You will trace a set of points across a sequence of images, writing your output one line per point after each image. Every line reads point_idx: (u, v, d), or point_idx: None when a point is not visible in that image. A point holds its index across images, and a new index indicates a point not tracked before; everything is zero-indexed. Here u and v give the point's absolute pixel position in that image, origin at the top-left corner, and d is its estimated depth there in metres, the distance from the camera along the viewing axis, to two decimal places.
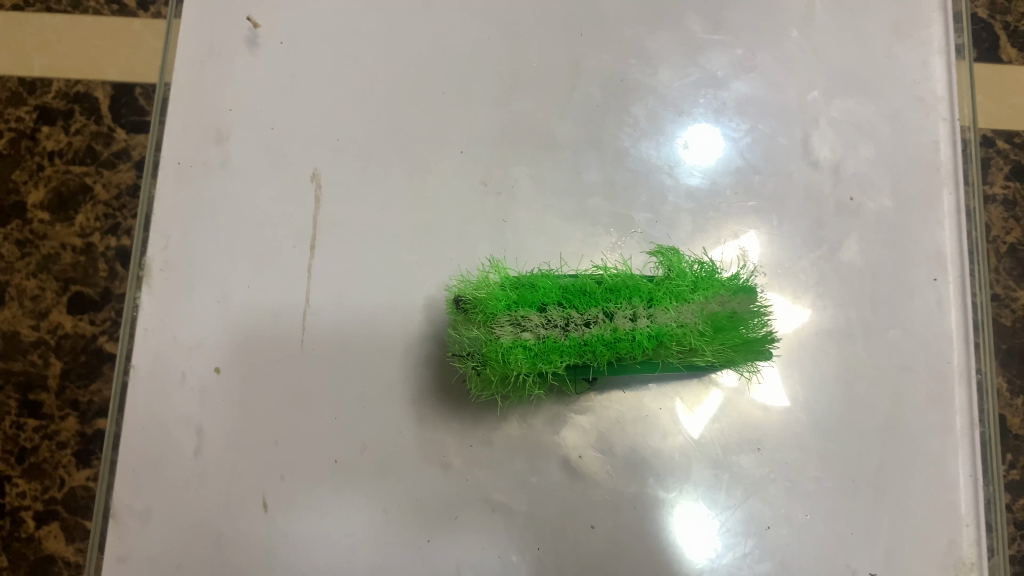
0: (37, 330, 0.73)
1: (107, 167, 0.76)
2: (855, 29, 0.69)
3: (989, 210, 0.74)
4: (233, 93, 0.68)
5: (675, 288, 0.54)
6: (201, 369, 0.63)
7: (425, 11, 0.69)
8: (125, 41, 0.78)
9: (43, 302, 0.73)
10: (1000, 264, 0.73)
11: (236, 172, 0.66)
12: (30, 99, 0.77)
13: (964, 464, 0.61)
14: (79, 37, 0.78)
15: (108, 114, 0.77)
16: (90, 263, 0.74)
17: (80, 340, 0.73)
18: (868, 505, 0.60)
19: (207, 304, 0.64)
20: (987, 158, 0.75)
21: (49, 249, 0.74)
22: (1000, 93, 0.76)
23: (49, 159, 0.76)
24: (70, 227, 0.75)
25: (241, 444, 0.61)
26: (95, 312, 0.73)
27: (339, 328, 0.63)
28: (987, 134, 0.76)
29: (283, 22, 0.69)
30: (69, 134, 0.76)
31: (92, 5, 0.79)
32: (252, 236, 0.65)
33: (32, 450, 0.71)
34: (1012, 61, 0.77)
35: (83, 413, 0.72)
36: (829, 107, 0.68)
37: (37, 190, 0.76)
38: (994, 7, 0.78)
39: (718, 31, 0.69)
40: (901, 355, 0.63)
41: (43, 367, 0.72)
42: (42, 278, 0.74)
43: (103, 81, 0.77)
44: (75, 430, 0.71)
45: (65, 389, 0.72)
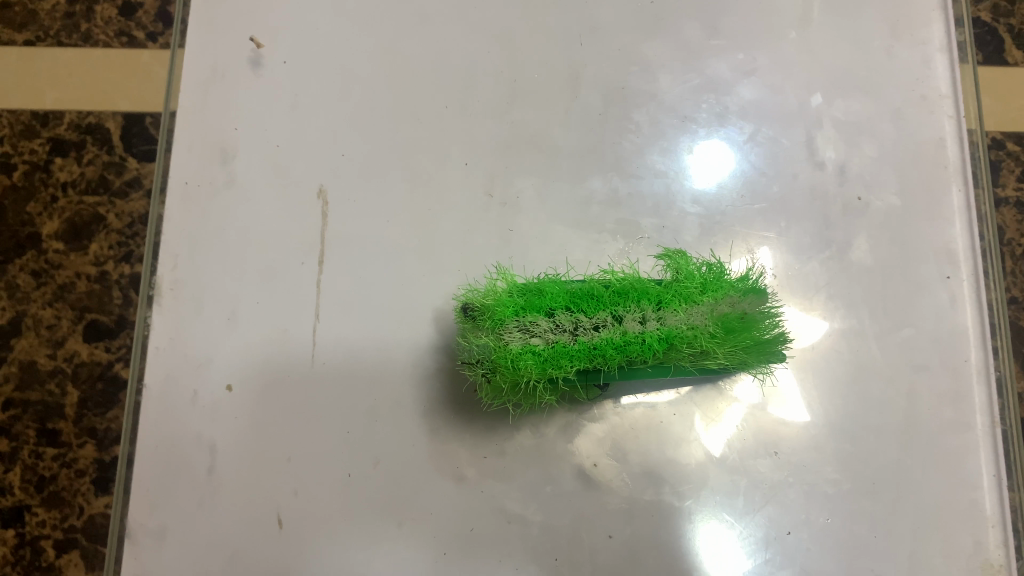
0: (54, 359, 0.73)
1: (119, 197, 0.77)
2: (855, 29, 0.69)
3: (1002, 213, 0.74)
4: (238, 112, 0.68)
5: (683, 291, 0.54)
6: (212, 387, 0.63)
7: (425, 26, 0.70)
8: (135, 72, 0.79)
9: (59, 331, 0.74)
10: (1016, 266, 0.72)
11: (242, 191, 0.67)
12: (43, 132, 0.78)
13: (986, 463, 0.59)
14: (88, 69, 0.79)
15: (120, 144, 0.78)
16: (104, 291, 0.75)
17: (96, 367, 0.73)
18: (888, 506, 0.59)
19: (217, 321, 0.64)
20: (996, 162, 0.74)
21: (64, 278, 0.75)
22: (1007, 95, 0.76)
23: (63, 191, 0.77)
24: (84, 257, 0.75)
25: (252, 461, 0.61)
26: (111, 340, 0.74)
27: (348, 341, 0.63)
28: (997, 136, 0.75)
29: (285, 40, 0.70)
30: (82, 164, 0.77)
31: (102, 38, 0.80)
32: (259, 254, 0.65)
33: (51, 478, 0.71)
34: (1017, 63, 0.77)
35: (101, 440, 0.72)
36: (832, 108, 0.67)
37: (51, 221, 0.76)
38: (997, 11, 0.78)
39: (718, 35, 0.69)
40: (915, 354, 0.62)
41: (60, 396, 0.73)
42: (58, 308, 0.74)
43: (114, 112, 0.78)
44: (93, 457, 0.71)
45: (84, 417, 0.72)
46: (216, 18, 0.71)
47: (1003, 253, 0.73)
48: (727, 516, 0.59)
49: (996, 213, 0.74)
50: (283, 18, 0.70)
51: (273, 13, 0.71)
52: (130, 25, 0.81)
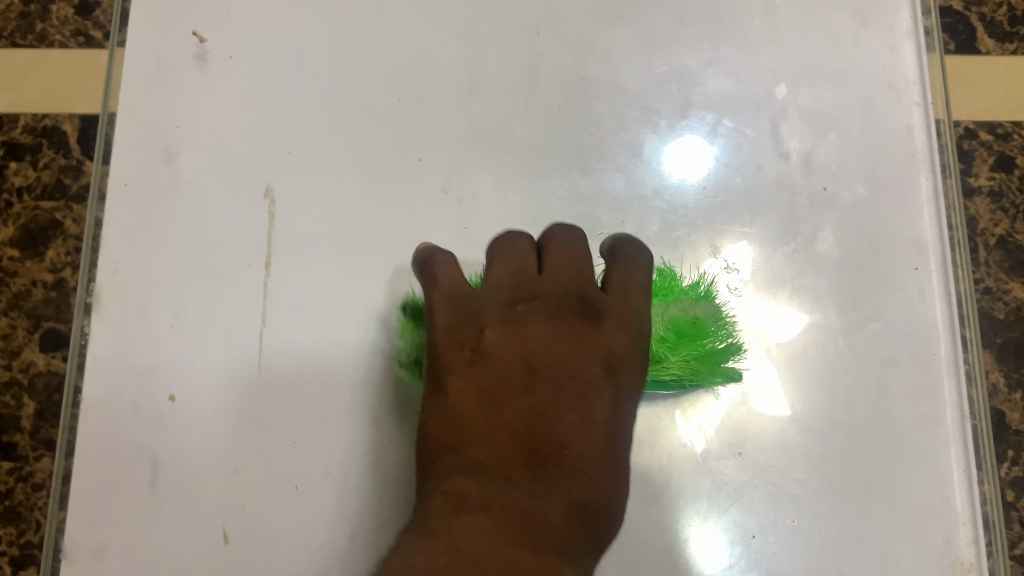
0: (8, 369, 0.83)
1: (76, 202, 0.86)
2: (822, 15, 0.67)
3: (975, 203, 0.82)
4: (182, 110, 0.65)
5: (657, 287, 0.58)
6: (155, 396, 0.60)
7: (378, 17, 0.67)
8: (92, 72, 0.89)
9: (15, 341, 0.83)
10: (991, 256, 0.80)
11: (188, 191, 0.64)
12: None
13: (957, 460, 0.58)
14: (46, 69, 0.89)
15: (77, 148, 0.87)
16: (60, 298, 0.84)
17: (52, 377, 0.82)
18: (858, 506, 0.57)
19: (160, 327, 0.61)
20: (972, 151, 0.83)
21: (20, 286, 0.84)
22: (980, 87, 0.85)
23: (18, 196, 0.86)
24: (41, 264, 0.85)
25: (197, 472, 0.58)
26: (66, 349, 0.83)
27: (298, 347, 0.61)
28: (971, 125, 0.84)
29: (232, 34, 0.67)
30: (38, 169, 0.87)
31: (58, 39, 0.90)
32: (205, 257, 0.62)
33: (7, 492, 0.80)
34: (990, 52, 0.85)
35: (55, 453, 0.81)
36: (798, 97, 0.65)
37: (7, 228, 0.86)
38: (968, 1, 0.86)
39: (681, 24, 0.67)
40: (884, 349, 0.60)
41: (15, 407, 0.82)
42: (14, 316, 0.84)
43: (72, 112, 0.88)
44: (49, 470, 0.81)
45: (41, 429, 0.82)
46: (160, 12, 0.68)
47: (977, 242, 0.81)
48: (692, 519, 0.57)
49: (970, 202, 0.82)
50: (230, 10, 0.68)
51: (219, 5, 0.68)
52: (86, 24, 0.90)
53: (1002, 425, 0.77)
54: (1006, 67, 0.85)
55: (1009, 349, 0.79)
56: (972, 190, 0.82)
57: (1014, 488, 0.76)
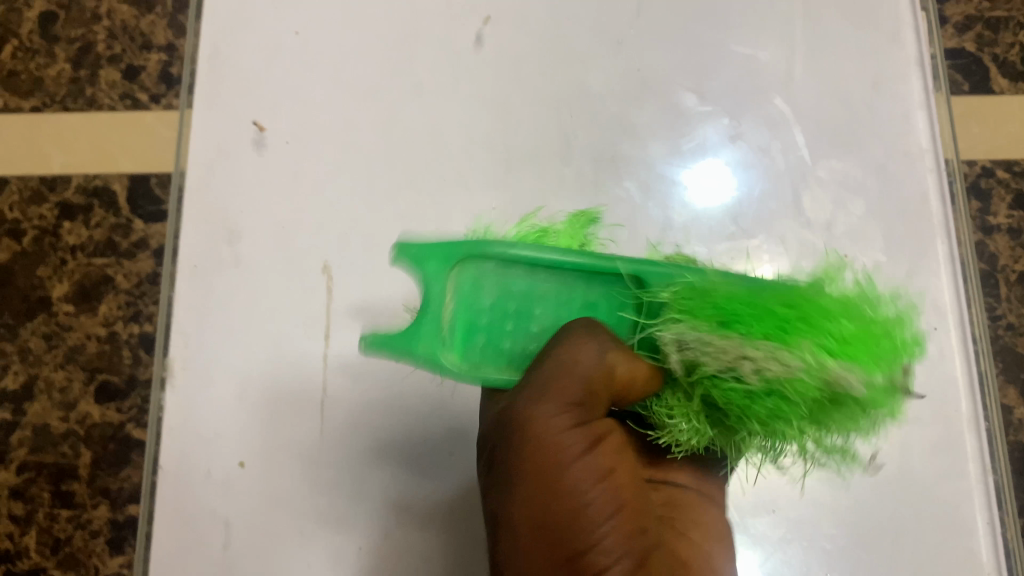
0: (66, 421, 0.86)
1: (127, 258, 0.89)
2: (836, 86, 0.71)
3: (995, 240, 0.85)
4: (242, 193, 0.71)
5: (782, 319, 0.44)
6: (225, 463, 0.65)
7: (420, 100, 0.73)
8: (139, 131, 0.93)
9: (71, 393, 0.86)
10: (1011, 292, 0.84)
11: (249, 268, 0.69)
12: (51, 196, 0.92)
13: (981, 510, 0.61)
14: (93, 130, 0.93)
15: (127, 206, 0.91)
16: (114, 351, 0.86)
17: (108, 429, 0.85)
18: (888, 557, 0.60)
19: (227, 397, 0.66)
20: (991, 190, 0.87)
21: (75, 340, 0.87)
22: (994, 124, 0.88)
23: (71, 254, 0.90)
24: (94, 318, 0.88)
25: (267, 534, 0.63)
26: (122, 401, 0.85)
27: (355, 414, 0.65)
28: (988, 164, 0.88)
29: (286, 120, 0.72)
30: (90, 228, 0.90)
31: (106, 102, 0.94)
32: (267, 330, 0.67)
33: (67, 540, 0.83)
34: (1003, 90, 0.89)
35: (113, 500, 0.83)
36: (817, 167, 0.69)
37: (63, 284, 0.89)
38: (982, 41, 0.90)
39: (705, 100, 0.71)
40: (908, 407, 0.63)
41: (73, 457, 0.85)
42: (70, 369, 0.87)
43: (118, 173, 0.91)
44: (106, 518, 0.83)
45: (97, 477, 0.84)
46: (219, 101, 0.73)
47: (1000, 278, 0.85)
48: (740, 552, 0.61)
49: (990, 239, 0.86)
50: (283, 98, 0.73)
51: (273, 94, 0.73)
52: (133, 88, 0.94)
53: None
54: (1017, 103, 0.89)
55: None
56: (990, 228, 0.86)
57: None
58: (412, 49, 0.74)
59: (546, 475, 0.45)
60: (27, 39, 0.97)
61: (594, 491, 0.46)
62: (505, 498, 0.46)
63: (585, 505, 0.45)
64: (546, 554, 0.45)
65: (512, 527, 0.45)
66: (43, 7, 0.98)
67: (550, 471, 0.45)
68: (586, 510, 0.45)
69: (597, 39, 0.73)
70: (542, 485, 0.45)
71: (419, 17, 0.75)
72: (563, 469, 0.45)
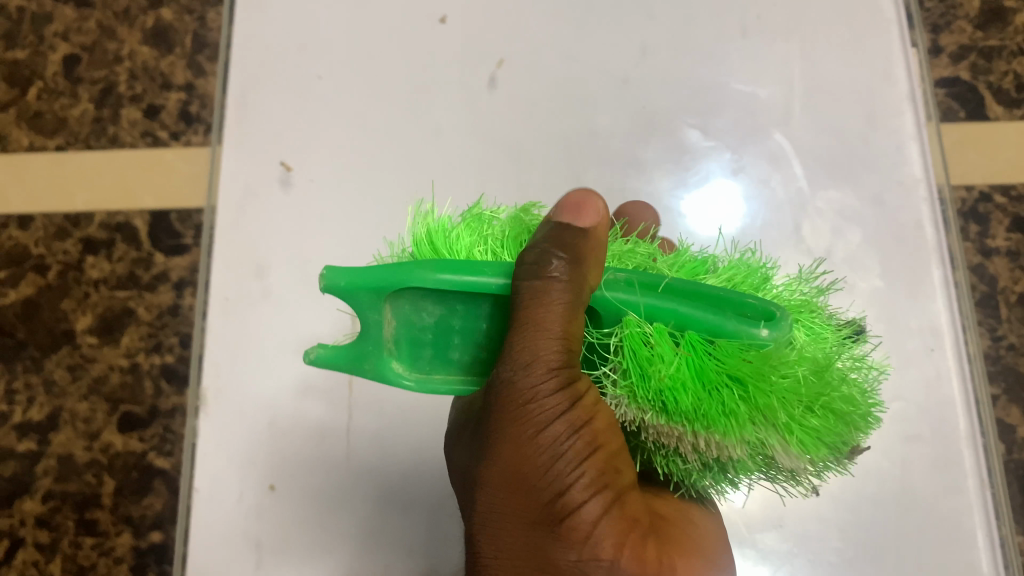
0: (90, 450, 0.94)
1: (148, 291, 0.97)
2: (833, 121, 0.75)
3: (994, 262, 0.89)
4: (270, 230, 0.74)
5: (729, 404, 0.42)
6: (257, 487, 0.68)
7: (438, 139, 0.76)
8: (161, 170, 1.00)
9: (95, 424, 0.94)
10: (1012, 313, 0.88)
11: (278, 301, 0.72)
12: (75, 232, 1.00)
13: (981, 526, 0.63)
14: (116, 168, 1.00)
15: (148, 241, 0.98)
16: (136, 381, 0.94)
17: (132, 457, 0.93)
18: (891, 568, 0.63)
19: (257, 423, 0.69)
20: (988, 214, 0.90)
21: (99, 370, 0.95)
22: (991, 150, 0.91)
23: (95, 288, 0.98)
24: (117, 350, 0.96)
25: (298, 555, 0.66)
26: (143, 430, 0.93)
27: (381, 439, 0.69)
28: (986, 189, 0.91)
29: (312, 159, 0.76)
30: (114, 262, 0.98)
31: (129, 140, 1.01)
32: (294, 360, 0.71)
33: (91, 566, 0.91)
34: (997, 117, 0.92)
35: (137, 528, 0.91)
36: (816, 198, 0.73)
37: (86, 317, 0.97)
38: (976, 70, 0.93)
39: (707, 135, 0.75)
40: (907, 425, 0.66)
41: (97, 485, 0.93)
42: (94, 401, 0.95)
43: (141, 209, 0.99)
44: (130, 545, 0.91)
45: (120, 505, 0.92)
46: (247, 142, 0.77)
47: (999, 299, 0.89)
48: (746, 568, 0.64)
49: (990, 262, 0.89)
50: (309, 139, 0.77)
51: (299, 135, 0.77)
52: (155, 126, 1.01)
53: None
54: (1014, 132, 0.91)
55: None
56: (989, 250, 0.90)
57: None
58: (430, 92, 0.78)
59: (515, 440, 0.42)
60: (52, 81, 1.05)
61: (564, 444, 0.42)
62: (481, 457, 0.44)
63: (556, 460, 0.42)
64: (519, 512, 0.43)
65: (481, 489, 0.44)
66: (67, 50, 1.06)
67: (518, 434, 0.42)
68: (558, 465, 0.42)
69: (604, 80, 0.77)
70: (516, 450, 0.42)
71: (436, 62, 0.79)
72: (535, 429, 0.42)
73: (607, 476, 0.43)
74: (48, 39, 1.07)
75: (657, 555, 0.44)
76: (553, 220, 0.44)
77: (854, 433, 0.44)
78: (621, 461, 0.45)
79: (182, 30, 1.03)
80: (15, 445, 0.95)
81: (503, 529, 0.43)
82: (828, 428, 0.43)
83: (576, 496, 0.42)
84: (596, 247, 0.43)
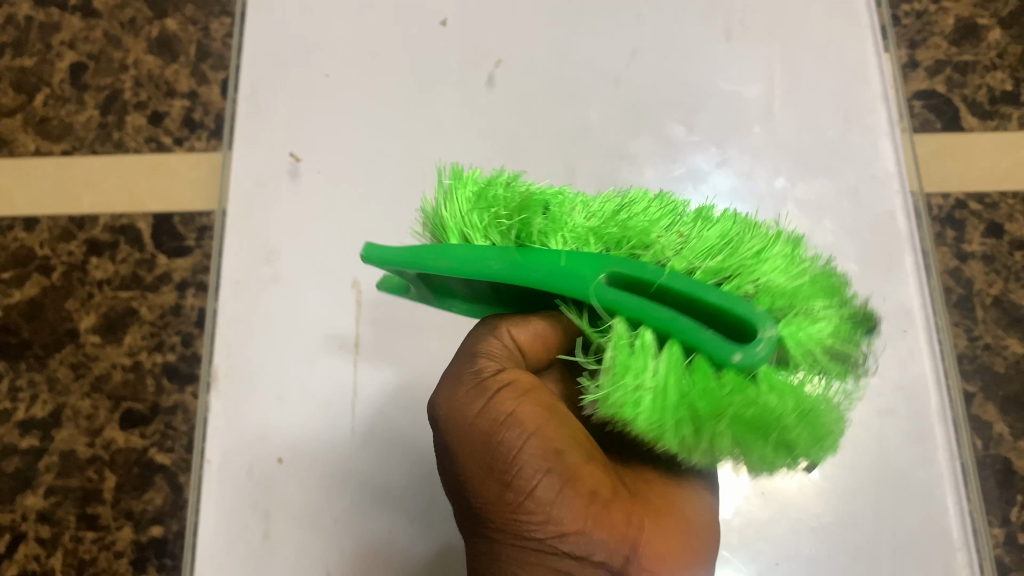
0: (92, 447, 0.92)
1: (151, 291, 0.95)
2: (811, 119, 0.80)
3: (970, 266, 0.88)
4: (279, 218, 0.78)
5: (677, 419, 0.41)
6: (265, 459, 0.71)
7: (440, 135, 0.81)
8: (164, 174, 0.99)
9: (97, 420, 0.92)
10: (987, 314, 0.87)
11: (287, 284, 0.76)
12: (79, 234, 0.98)
13: (950, 493, 0.67)
14: (120, 173, 1.00)
15: (151, 243, 0.97)
16: (138, 380, 0.93)
17: (133, 453, 0.91)
18: (868, 533, 0.67)
19: (267, 398, 0.73)
20: (964, 220, 0.90)
21: (102, 368, 0.93)
22: (966, 159, 0.92)
23: (99, 288, 0.96)
24: (120, 348, 0.94)
25: (303, 524, 0.69)
26: (145, 425, 0.91)
27: (382, 414, 0.72)
28: (961, 197, 0.90)
29: (319, 153, 0.81)
30: (118, 263, 0.97)
31: (133, 146, 1.01)
32: (302, 339, 0.74)
33: (92, 560, 0.89)
34: (972, 129, 0.92)
35: (137, 523, 0.89)
36: (795, 190, 0.77)
37: (90, 316, 0.95)
38: (952, 83, 0.94)
39: (693, 131, 0.80)
40: (882, 401, 0.71)
41: (99, 480, 0.91)
42: (96, 398, 0.93)
43: (146, 212, 0.98)
44: (130, 539, 0.89)
45: (120, 500, 0.90)
46: (258, 138, 0.81)
47: (975, 303, 0.87)
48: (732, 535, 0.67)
49: (966, 266, 0.88)
50: (318, 134, 0.81)
51: (307, 131, 0.81)
52: (159, 132, 1.01)
53: (1009, 471, 0.82)
54: (989, 142, 0.92)
55: (1011, 402, 0.84)
56: (965, 255, 0.89)
57: None
58: (431, 90, 0.82)
59: (470, 433, 0.49)
60: (59, 88, 1.04)
61: (502, 418, 0.48)
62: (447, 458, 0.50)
63: (501, 438, 0.48)
64: (485, 490, 0.48)
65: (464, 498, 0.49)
66: (74, 58, 1.05)
67: (471, 425, 0.49)
68: (503, 441, 0.48)
69: (596, 81, 0.82)
70: (475, 444, 0.49)
71: (436, 62, 0.83)
72: (477, 417, 0.49)
73: (556, 445, 0.48)
74: (56, 47, 1.06)
75: (616, 507, 0.49)
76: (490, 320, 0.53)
77: (817, 450, 0.44)
78: (570, 434, 0.49)
79: (187, 40, 1.04)
80: (18, 441, 0.93)
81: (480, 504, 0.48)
82: (795, 434, 0.42)
83: (521, 460, 0.47)
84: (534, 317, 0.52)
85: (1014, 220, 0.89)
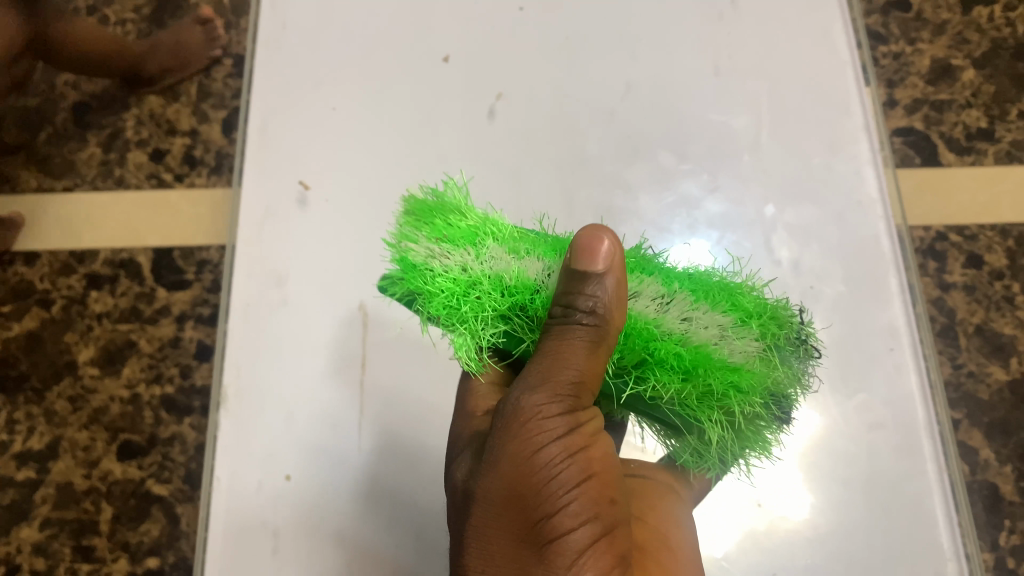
0: (89, 478, 0.93)
1: (149, 324, 0.97)
2: (797, 150, 0.84)
3: (952, 295, 0.92)
4: (289, 245, 0.81)
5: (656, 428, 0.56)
6: (274, 477, 0.73)
7: (444, 165, 0.84)
8: (165, 210, 1.01)
9: (94, 452, 0.93)
10: (969, 342, 0.90)
11: (295, 306, 0.79)
12: (80, 269, 1.00)
13: (940, 505, 0.70)
14: (120, 210, 1.02)
15: (151, 277, 0.99)
16: (136, 412, 0.94)
17: (131, 484, 0.92)
18: (860, 543, 0.69)
19: (276, 417, 0.75)
20: (945, 252, 0.93)
21: (100, 400, 0.95)
22: (946, 194, 0.95)
23: (98, 321, 0.98)
24: (118, 380, 0.95)
25: (312, 540, 0.71)
26: (142, 457, 0.92)
27: (392, 430, 0.74)
28: (942, 229, 0.94)
29: (328, 182, 0.84)
30: (117, 296, 0.99)
31: (134, 181, 1.03)
32: (311, 360, 0.77)
33: None
34: (950, 164, 0.96)
35: (132, 554, 0.90)
36: (784, 216, 0.81)
37: (89, 348, 0.97)
38: (928, 121, 0.98)
39: (685, 161, 0.84)
40: (871, 415, 0.73)
41: (95, 512, 0.92)
42: (94, 429, 0.94)
43: (146, 246, 1.00)
44: (126, 570, 0.89)
45: (117, 531, 0.91)
46: (268, 168, 0.84)
47: (957, 331, 0.90)
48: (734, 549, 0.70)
49: (948, 295, 0.92)
50: (325, 164, 0.84)
51: (316, 160, 0.84)
52: (160, 168, 1.03)
53: (996, 496, 0.84)
54: (967, 177, 0.96)
55: (996, 427, 0.87)
56: (947, 285, 0.92)
57: (1014, 555, 0.82)
58: (436, 123, 0.86)
59: (518, 475, 0.47)
60: (62, 126, 1.07)
61: (560, 467, 0.47)
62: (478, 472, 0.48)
63: (550, 481, 0.47)
64: (507, 525, 0.47)
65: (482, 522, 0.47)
66: (78, 97, 1.09)
67: (517, 457, 0.47)
68: (551, 484, 0.47)
69: (594, 114, 0.86)
70: (514, 464, 0.47)
71: (440, 96, 0.87)
72: (535, 451, 0.47)
73: (598, 504, 0.48)
74: (60, 86, 1.09)
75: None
76: (571, 263, 0.49)
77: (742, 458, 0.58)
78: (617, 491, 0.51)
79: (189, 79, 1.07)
80: (15, 474, 0.94)
81: (491, 541, 0.47)
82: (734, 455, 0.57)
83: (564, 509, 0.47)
84: (618, 300, 0.50)
85: (993, 251, 0.93)
